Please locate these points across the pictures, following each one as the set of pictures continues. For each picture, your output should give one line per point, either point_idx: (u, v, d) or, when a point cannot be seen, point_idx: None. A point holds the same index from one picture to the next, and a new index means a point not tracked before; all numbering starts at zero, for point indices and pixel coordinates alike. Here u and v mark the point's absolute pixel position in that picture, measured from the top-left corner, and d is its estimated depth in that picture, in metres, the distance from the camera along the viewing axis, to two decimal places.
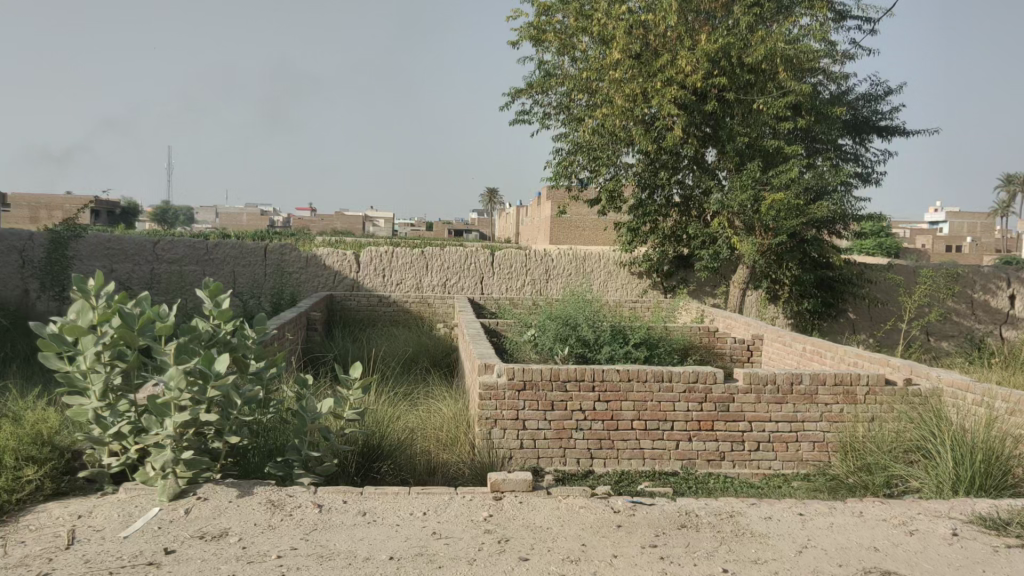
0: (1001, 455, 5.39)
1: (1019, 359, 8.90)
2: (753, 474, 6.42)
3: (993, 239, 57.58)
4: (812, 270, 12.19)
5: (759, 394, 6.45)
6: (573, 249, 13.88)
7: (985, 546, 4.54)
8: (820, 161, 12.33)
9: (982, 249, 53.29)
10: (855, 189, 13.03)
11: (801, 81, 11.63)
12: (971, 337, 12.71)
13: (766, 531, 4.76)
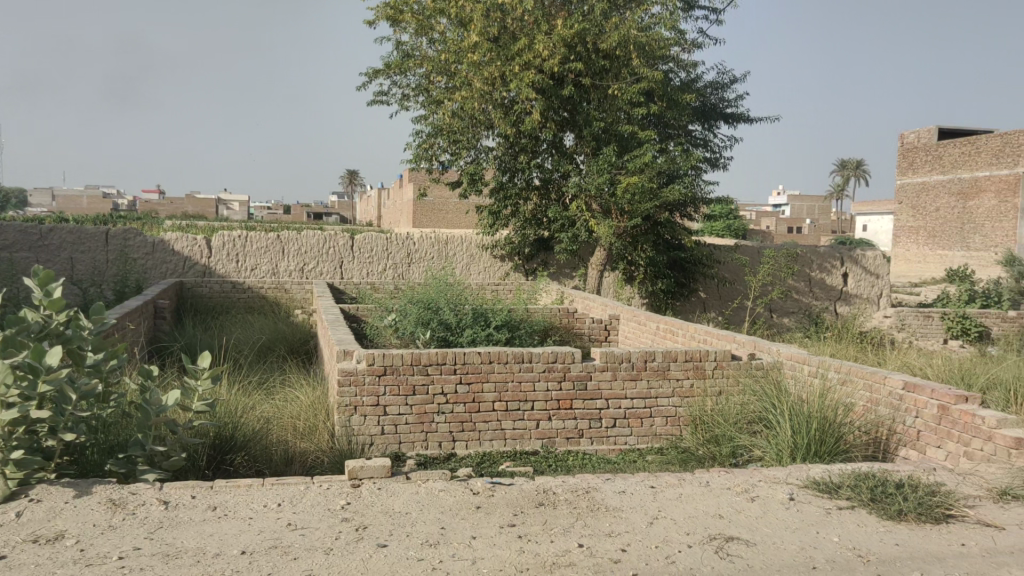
0: (834, 423, 5.79)
1: (851, 335, 9.53)
2: (610, 449, 6.62)
3: (831, 222, 61.57)
4: (666, 252, 12.61)
5: (615, 371, 6.66)
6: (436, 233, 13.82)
7: (819, 508, 4.87)
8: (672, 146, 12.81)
9: (822, 231, 56.89)
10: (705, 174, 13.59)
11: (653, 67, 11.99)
12: (809, 314, 13.52)
13: (619, 505, 4.92)
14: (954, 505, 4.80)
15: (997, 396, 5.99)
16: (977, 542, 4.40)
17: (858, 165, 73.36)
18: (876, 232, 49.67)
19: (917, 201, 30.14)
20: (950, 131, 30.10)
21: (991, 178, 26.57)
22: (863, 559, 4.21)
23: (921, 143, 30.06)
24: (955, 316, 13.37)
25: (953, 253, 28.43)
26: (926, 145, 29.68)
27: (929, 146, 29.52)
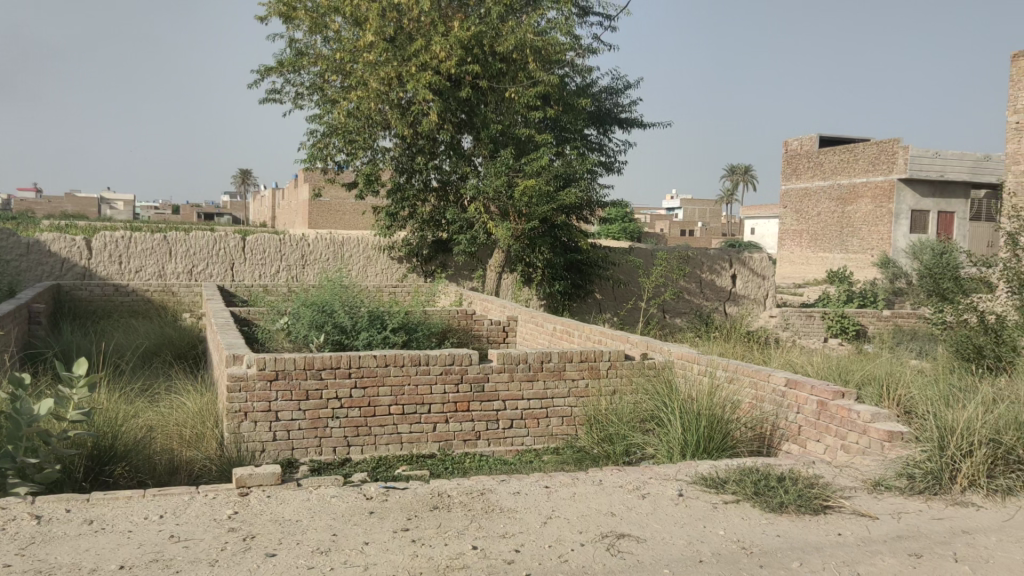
0: (722, 420, 5.98)
1: (738, 335, 9.87)
2: (507, 450, 6.66)
3: (722, 226, 63.73)
4: (563, 254, 12.68)
5: (512, 372, 6.70)
6: (332, 234, 13.51)
7: (706, 503, 5.01)
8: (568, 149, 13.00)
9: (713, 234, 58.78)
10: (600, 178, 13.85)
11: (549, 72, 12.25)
12: (700, 314, 13.94)
13: (514, 506, 4.94)
14: (831, 497, 5.02)
15: (870, 391, 6.30)
16: (852, 531, 4.62)
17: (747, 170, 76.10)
18: (764, 235, 51.65)
19: (800, 205, 31.56)
20: (830, 139, 31.65)
21: (866, 185, 28.07)
22: (747, 550, 4.37)
23: (803, 151, 31.50)
24: (835, 315, 14.06)
25: (833, 255, 29.89)
26: (808, 152, 31.12)
27: (811, 153, 30.96)
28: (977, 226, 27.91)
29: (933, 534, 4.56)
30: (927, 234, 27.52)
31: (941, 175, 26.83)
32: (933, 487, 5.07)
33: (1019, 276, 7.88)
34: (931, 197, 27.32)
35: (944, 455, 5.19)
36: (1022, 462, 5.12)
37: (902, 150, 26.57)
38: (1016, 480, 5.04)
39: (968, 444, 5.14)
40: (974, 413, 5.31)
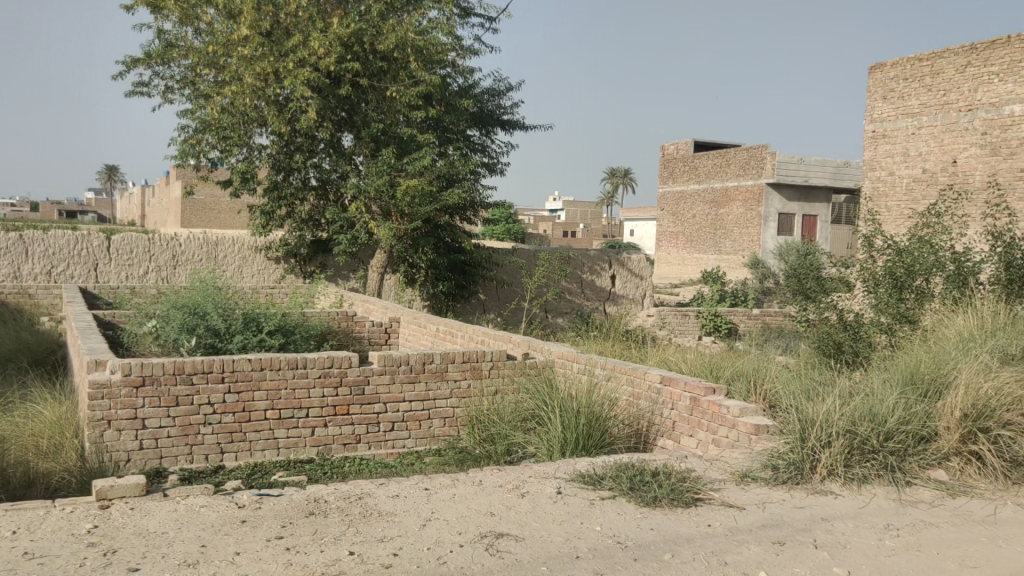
0: (600, 418, 6.11)
1: (615, 334, 10.10)
2: (388, 453, 6.61)
3: (605, 227, 65.19)
4: (446, 254, 12.67)
5: (393, 374, 6.65)
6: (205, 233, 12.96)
7: (583, 500, 5.11)
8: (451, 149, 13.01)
9: (596, 235, 60.04)
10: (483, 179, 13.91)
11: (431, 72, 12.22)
12: (581, 313, 14.18)
13: (392, 509, 4.90)
14: (702, 490, 5.21)
15: (739, 387, 6.56)
16: (721, 522, 4.80)
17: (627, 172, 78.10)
18: (643, 236, 53.02)
19: (676, 208, 32.64)
20: (705, 144, 32.87)
21: (738, 188, 29.28)
22: (622, 545, 4.47)
23: (679, 155, 32.59)
24: (708, 314, 14.65)
25: (707, 256, 31.01)
26: (684, 156, 32.21)
27: (686, 157, 32.07)
28: (837, 229, 29.66)
29: (795, 522, 4.79)
30: (793, 235, 28.92)
31: (806, 180, 28.32)
32: (796, 477, 5.32)
33: (873, 276, 8.40)
34: (797, 201, 28.76)
35: (805, 446, 5.46)
36: (875, 451, 5.44)
37: (770, 155, 27.86)
38: (870, 469, 5.36)
39: (826, 435, 5.43)
40: (832, 405, 5.61)
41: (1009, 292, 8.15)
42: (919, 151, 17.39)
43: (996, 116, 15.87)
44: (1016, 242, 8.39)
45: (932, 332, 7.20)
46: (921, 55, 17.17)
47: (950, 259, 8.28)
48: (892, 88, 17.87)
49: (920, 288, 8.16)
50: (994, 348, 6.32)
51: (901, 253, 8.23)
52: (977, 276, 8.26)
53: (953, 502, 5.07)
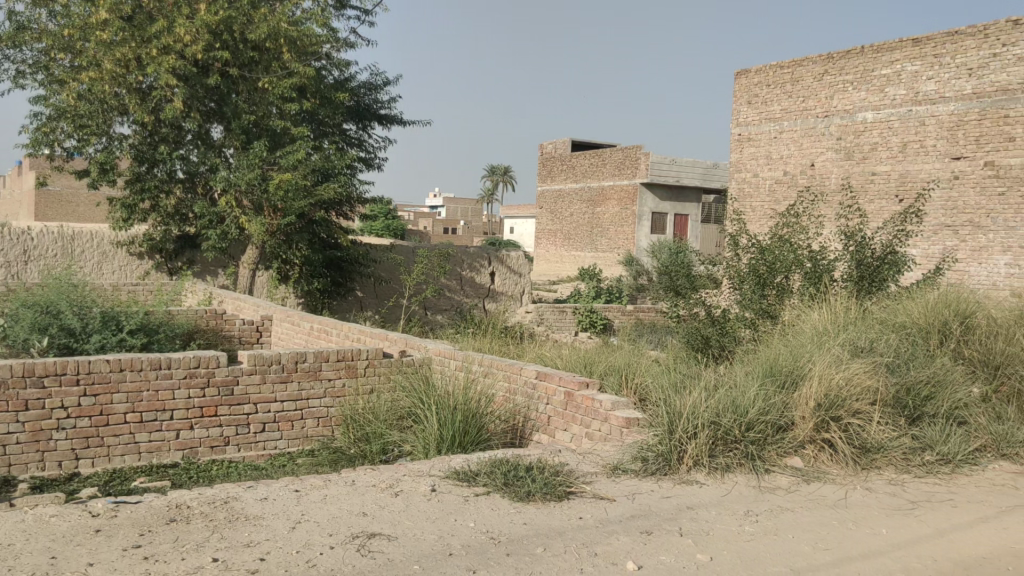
0: (476, 415, 6.13)
1: (492, 330, 10.14)
2: (258, 455, 6.44)
3: (486, 225, 65.51)
4: (322, 250, 12.38)
5: (264, 374, 6.47)
6: (61, 225, 11.89)
7: (457, 497, 5.11)
8: (326, 143, 12.77)
9: (476, 233, 60.26)
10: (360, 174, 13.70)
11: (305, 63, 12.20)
12: (460, 311, 14.17)
13: (260, 512, 4.75)
14: (574, 483, 5.31)
15: (612, 381, 6.75)
16: (592, 514, 4.90)
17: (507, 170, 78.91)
18: (522, 234, 53.59)
19: (554, 206, 33.16)
20: (583, 143, 33.55)
21: (614, 187, 30.00)
22: (494, 540, 4.49)
23: (558, 154, 33.12)
24: (584, 311, 15.10)
25: (584, 254, 31.60)
26: (562, 155, 32.76)
27: (564, 156, 32.63)
28: (706, 228, 30.89)
29: (662, 511, 4.94)
30: (666, 234, 29.91)
31: (677, 181, 29.34)
32: (663, 468, 5.51)
33: (738, 273, 8.79)
34: (669, 201, 29.73)
35: (673, 437, 5.64)
36: (737, 441, 5.69)
37: (643, 155, 28.72)
38: (732, 458, 5.60)
39: (692, 426, 5.63)
40: (698, 398, 5.82)
41: (859, 288, 8.67)
42: (780, 155, 18.30)
43: (850, 123, 16.85)
44: (865, 241, 8.93)
45: (790, 326, 7.58)
46: (782, 63, 18.07)
47: (808, 257, 8.74)
48: (756, 93, 18.73)
49: (779, 285, 8.62)
50: (845, 341, 6.71)
51: (763, 251, 8.66)
52: (831, 274, 8.74)
53: (808, 487, 5.36)
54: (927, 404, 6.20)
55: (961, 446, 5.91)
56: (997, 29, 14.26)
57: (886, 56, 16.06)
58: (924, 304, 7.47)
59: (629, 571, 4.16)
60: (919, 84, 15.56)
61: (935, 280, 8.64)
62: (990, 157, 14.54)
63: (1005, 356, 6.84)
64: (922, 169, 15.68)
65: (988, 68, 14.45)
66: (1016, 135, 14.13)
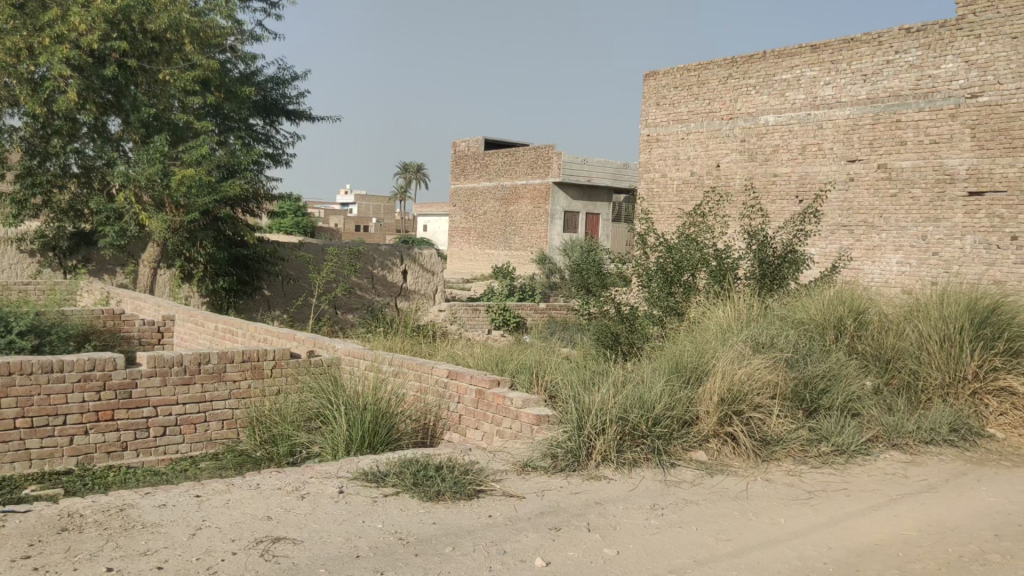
0: (386, 414, 6.08)
1: (401, 329, 10.04)
2: (159, 460, 6.23)
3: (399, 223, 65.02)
4: (227, 248, 12.05)
5: (164, 376, 6.28)
6: None
7: (365, 498, 5.05)
8: (232, 139, 12.45)
9: (389, 231, 59.73)
10: (267, 170, 13.39)
11: (208, 55, 12.01)
12: (372, 310, 13.96)
13: (158, 519, 4.59)
14: (483, 481, 5.31)
15: (522, 378, 6.79)
16: (501, 512, 4.91)
17: (417, 167, 78.57)
18: (435, 232, 53.40)
19: (468, 204, 33.15)
20: (496, 142, 33.66)
21: (527, 186, 30.21)
22: (402, 541, 4.45)
23: (471, 152, 33.13)
24: (498, 308, 15.18)
25: (497, 252, 31.68)
26: (476, 153, 32.78)
27: (477, 155, 32.65)
28: (617, 227, 31.46)
29: (571, 507, 5.00)
30: (578, 233, 30.26)
31: (589, 180, 29.74)
32: (572, 464, 5.57)
33: (647, 271, 8.98)
34: (581, 200, 30.06)
35: (581, 434, 5.71)
36: (643, 436, 5.80)
37: (556, 155, 29.00)
38: (639, 453, 5.70)
39: (600, 422, 5.71)
40: (605, 395, 5.90)
41: (761, 285, 8.96)
42: (688, 155, 18.74)
43: (753, 125, 17.37)
44: (766, 240, 9.21)
45: (696, 323, 7.78)
46: (689, 66, 18.51)
47: (713, 256, 8.97)
48: (664, 95, 19.15)
49: (686, 283, 8.83)
50: (748, 337, 6.92)
51: (670, 250, 8.86)
52: (735, 272, 8.98)
53: (712, 480, 5.50)
54: (823, 397, 6.46)
55: (854, 437, 6.16)
56: (891, 37, 14.96)
57: (787, 61, 16.63)
58: (821, 300, 7.76)
59: (537, 567, 4.18)
60: (817, 89, 16.16)
61: (831, 278, 8.98)
62: (883, 160, 15.19)
63: (895, 350, 7.18)
64: (820, 171, 16.27)
65: (882, 74, 15.13)
66: (907, 139, 14.81)
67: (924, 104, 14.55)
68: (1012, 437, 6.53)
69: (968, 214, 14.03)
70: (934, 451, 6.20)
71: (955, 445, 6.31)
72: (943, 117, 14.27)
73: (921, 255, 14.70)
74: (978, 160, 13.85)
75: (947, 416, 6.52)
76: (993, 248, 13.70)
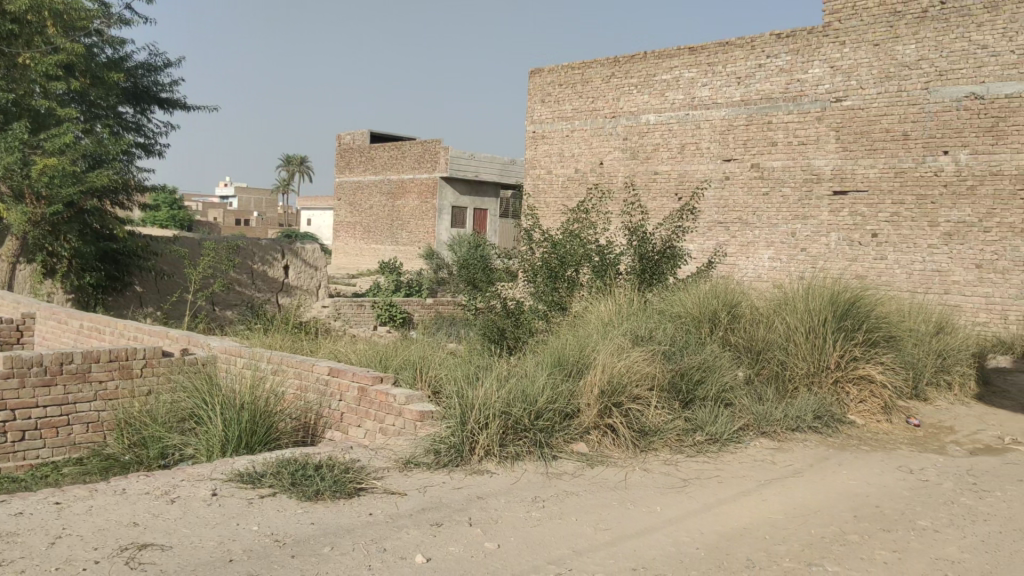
0: (265, 413, 5.92)
1: (279, 326, 9.79)
2: (17, 467, 5.86)
3: (281, 218, 63.47)
4: (94, 242, 11.44)
5: (23, 377, 5.93)
6: None
7: (240, 500, 4.89)
8: (99, 127, 11.85)
9: (269, 224, 58.23)
10: (138, 160, 12.80)
11: (72, 39, 11.42)
12: (251, 306, 13.53)
13: (13, 529, 4.32)
14: (365, 479, 5.25)
15: (406, 374, 6.76)
16: (382, 510, 4.85)
17: (299, 160, 76.82)
18: (318, 227, 52.40)
19: (353, 198, 32.68)
20: (381, 136, 33.33)
21: (413, 181, 30.05)
22: (278, 543, 4.34)
23: (356, 145, 32.66)
24: (383, 304, 15.13)
25: (383, 247, 31.36)
26: (361, 147, 32.33)
27: (363, 148, 32.22)
28: (503, 223, 31.82)
29: (453, 502, 4.99)
30: (466, 229, 30.30)
31: (476, 176, 29.84)
32: (455, 459, 5.56)
33: (532, 267, 9.09)
34: (468, 195, 30.12)
35: (465, 429, 5.70)
36: (526, 429, 5.85)
37: (443, 150, 28.93)
38: (522, 446, 5.75)
39: (483, 417, 5.72)
40: (489, 389, 5.92)
41: (641, 281, 9.19)
42: (572, 152, 19.03)
43: (634, 124, 17.79)
44: (646, 236, 9.47)
45: (579, 317, 7.93)
46: (573, 64, 18.82)
47: (596, 251, 9.15)
48: (549, 92, 19.40)
49: (570, 278, 8.99)
50: (627, 330, 7.09)
51: (554, 246, 9.00)
52: (616, 267, 9.19)
53: (592, 471, 5.60)
54: (698, 388, 6.69)
55: (727, 426, 6.41)
56: (763, 42, 15.64)
57: (666, 62, 17.13)
58: (697, 295, 8.00)
59: (417, 563, 4.15)
60: (695, 90, 16.71)
61: (707, 273, 9.30)
62: (756, 160, 15.83)
63: (764, 342, 7.48)
64: (697, 170, 16.80)
65: (754, 77, 15.79)
66: (777, 140, 15.49)
67: (793, 107, 15.26)
68: (870, 423, 6.96)
69: (833, 213, 14.79)
70: (800, 438, 6.52)
71: (819, 432, 6.66)
72: (810, 120, 15.00)
73: (790, 251, 15.42)
74: (842, 161, 14.62)
75: (811, 404, 6.87)
76: (855, 245, 14.51)
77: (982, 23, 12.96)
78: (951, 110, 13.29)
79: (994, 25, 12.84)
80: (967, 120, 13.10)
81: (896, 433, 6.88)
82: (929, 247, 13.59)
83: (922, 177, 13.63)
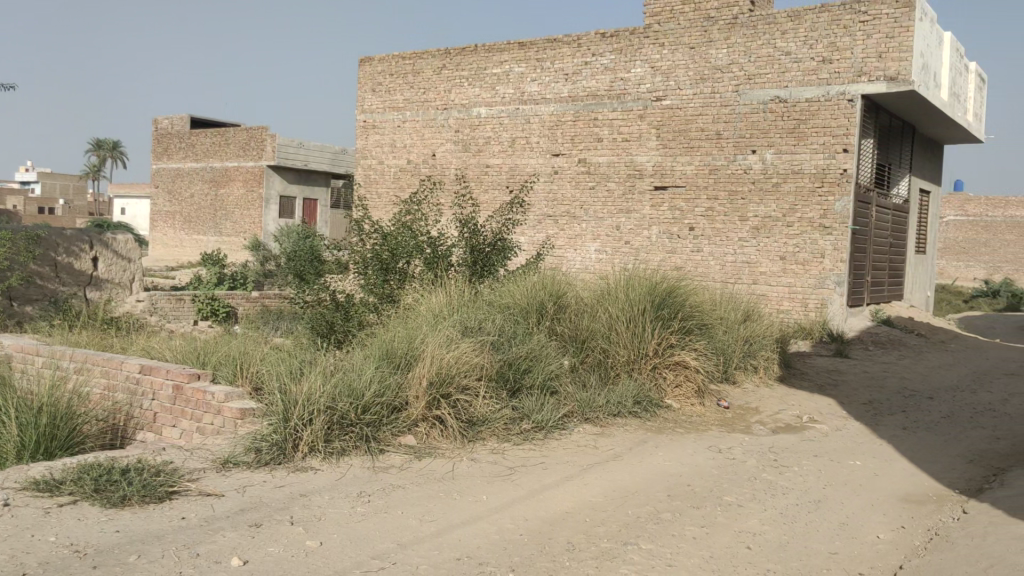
0: (67, 416, 5.52)
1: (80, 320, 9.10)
2: None
3: (94, 207, 59.39)
4: None
5: None
6: None
7: (36, 510, 4.52)
8: None
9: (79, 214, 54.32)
10: None
11: None
12: (55, 300, 12.45)
13: None
14: (177, 482, 4.98)
15: (225, 371, 6.49)
16: (196, 513, 4.63)
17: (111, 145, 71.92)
18: (134, 217, 49.49)
19: (173, 186, 31.07)
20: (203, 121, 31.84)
21: (238, 169, 28.87)
22: (79, 553, 4.02)
23: (175, 130, 31.03)
24: (205, 299, 14.90)
25: (206, 238, 29.98)
26: (181, 132, 30.78)
27: (184, 134, 30.66)
28: (333, 213, 31.18)
29: (273, 501, 4.82)
30: (295, 219, 29.56)
31: (305, 165, 29.10)
32: (277, 457, 5.39)
33: (362, 258, 8.95)
34: (296, 184, 29.37)
35: (288, 425, 5.52)
36: (352, 424, 5.75)
37: (270, 137, 27.96)
38: (348, 441, 5.65)
39: (307, 413, 5.57)
40: (314, 384, 5.76)
41: (472, 272, 9.27)
42: (403, 143, 18.92)
43: (465, 116, 17.88)
44: (477, 228, 9.55)
45: (410, 310, 7.89)
46: (403, 54, 18.69)
47: (427, 243, 9.13)
48: (379, 81, 19.25)
49: (401, 270, 8.93)
50: (457, 322, 7.11)
51: (385, 237, 8.91)
52: (447, 259, 9.22)
53: (418, 464, 5.59)
54: (525, 377, 6.81)
55: (552, 413, 6.58)
56: (588, 40, 16.15)
57: (496, 56, 17.35)
58: (525, 285, 8.11)
59: (233, 566, 3.98)
60: (524, 84, 17.03)
61: (536, 265, 9.51)
62: (583, 155, 16.30)
63: (589, 331, 7.73)
64: (527, 164, 17.09)
65: (581, 75, 16.28)
66: (603, 136, 16.04)
67: (617, 105, 15.83)
68: (684, 407, 7.37)
69: (654, 207, 15.49)
70: (621, 423, 6.81)
71: (638, 416, 6.98)
72: (633, 118, 15.64)
73: (615, 244, 16.00)
74: (662, 157, 15.32)
75: (632, 390, 7.18)
76: (674, 238, 15.26)
77: (786, 30, 13.92)
78: (758, 111, 14.22)
79: (797, 33, 13.82)
80: (772, 121, 14.07)
81: (707, 415, 7.32)
82: (740, 240, 14.49)
83: (733, 175, 14.52)
